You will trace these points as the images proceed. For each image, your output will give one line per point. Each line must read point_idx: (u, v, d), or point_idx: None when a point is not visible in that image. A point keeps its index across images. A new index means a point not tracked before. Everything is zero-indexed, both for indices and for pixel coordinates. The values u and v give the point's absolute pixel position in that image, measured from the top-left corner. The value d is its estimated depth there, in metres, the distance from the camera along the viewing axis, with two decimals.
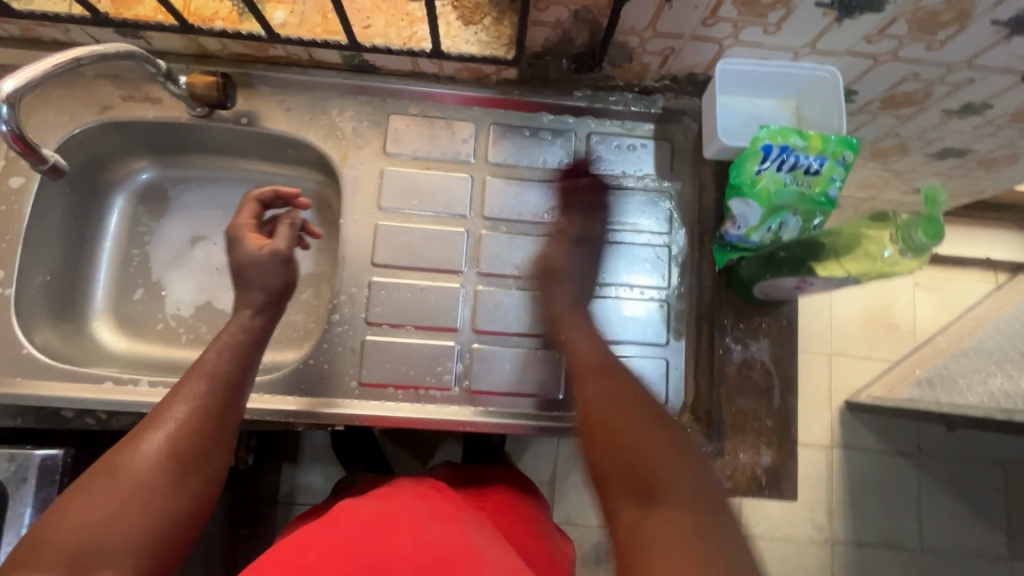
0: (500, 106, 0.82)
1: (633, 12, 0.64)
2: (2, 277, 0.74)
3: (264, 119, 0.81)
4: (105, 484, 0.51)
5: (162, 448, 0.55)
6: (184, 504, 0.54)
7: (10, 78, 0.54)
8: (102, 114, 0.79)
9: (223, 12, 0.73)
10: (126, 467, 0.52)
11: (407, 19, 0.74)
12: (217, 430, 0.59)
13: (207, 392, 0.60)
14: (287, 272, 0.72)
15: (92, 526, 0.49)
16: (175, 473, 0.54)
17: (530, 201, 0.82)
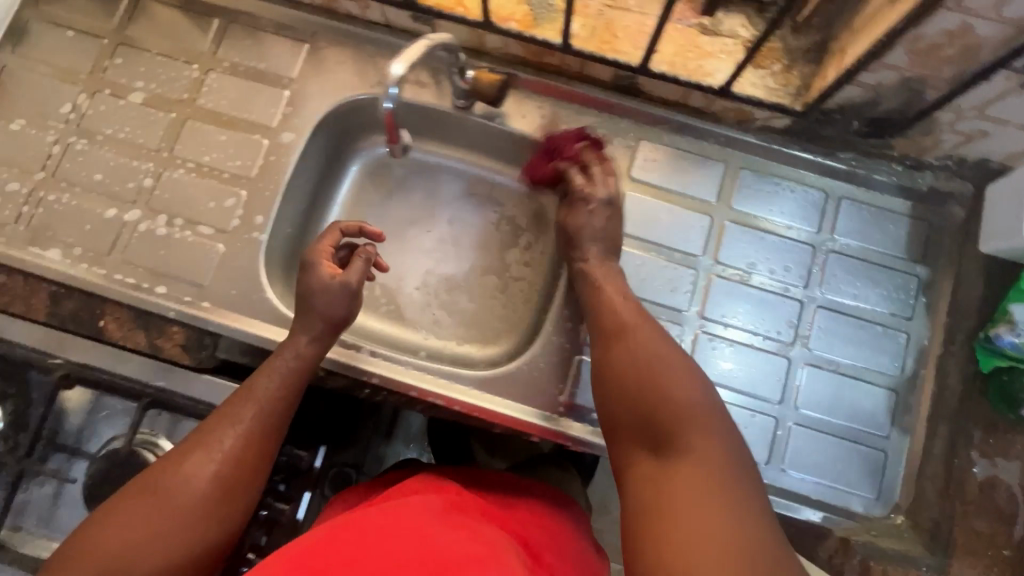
0: (758, 152, 0.79)
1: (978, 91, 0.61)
2: (260, 223, 0.79)
3: (506, 118, 0.81)
4: (142, 495, 0.55)
5: (203, 467, 0.57)
6: (207, 532, 0.55)
7: (398, 60, 0.63)
8: (374, 89, 0.83)
9: (518, 14, 0.75)
10: (157, 480, 0.56)
11: (695, 52, 0.74)
12: (255, 450, 0.60)
13: (254, 414, 0.62)
14: (350, 301, 0.72)
15: (130, 539, 0.52)
16: (214, 495, 0.56)
17: (765, 254, 0.78)
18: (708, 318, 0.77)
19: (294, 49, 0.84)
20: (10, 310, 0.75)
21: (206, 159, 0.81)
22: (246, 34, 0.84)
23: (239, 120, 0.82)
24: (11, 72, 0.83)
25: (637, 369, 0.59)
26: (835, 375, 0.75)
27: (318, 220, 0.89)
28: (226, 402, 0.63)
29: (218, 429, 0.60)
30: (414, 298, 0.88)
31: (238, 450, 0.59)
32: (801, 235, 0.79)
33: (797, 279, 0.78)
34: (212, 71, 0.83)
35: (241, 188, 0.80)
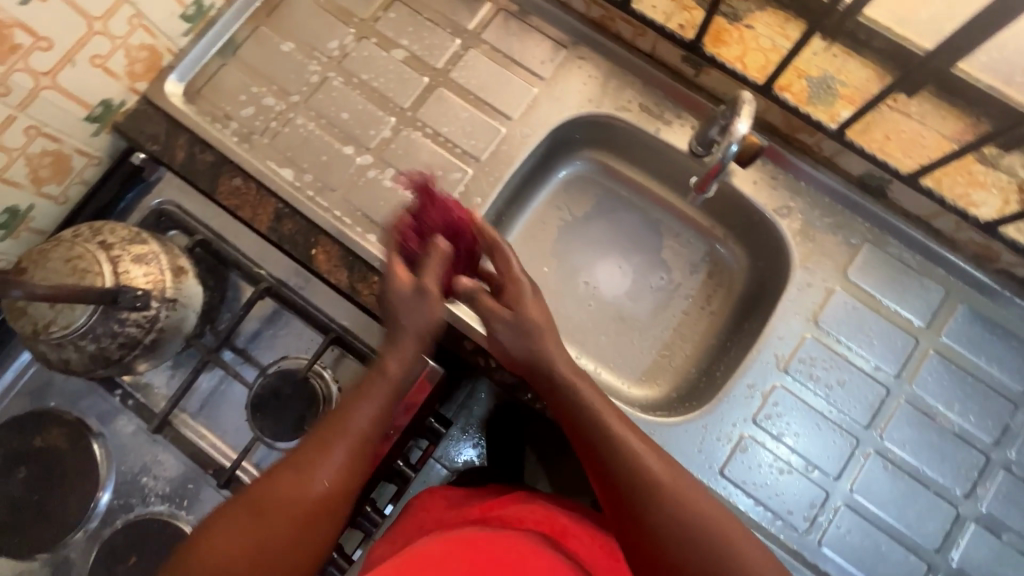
0: (986, 293, 0.76)
1: None
2: (477, 204, 0.82)
3: (734, 174, 0.80)
4: (223, 553, 0.54)
5: (283, 528, 0.56)
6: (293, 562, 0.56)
7: (739, 118, 0.64)
8: (617, 111, 0.84)
9: (795, 88, 0.75)
10: (238, 545, 0.54)
11: (966, 177, 0.72)
12: (330, 506, 0.58)
13: (335, 462, 0.59)
14: (430, 307, 0.65)
15: (231, 559, 0.54)
16: (304, 527, 0.57)
17: (963, 396, 0.75)
18: (885, 442, 0.74)
19: (553, 51, 0.86)
20: (239, 214, 0.81)
21: (442, 131, 0.84)
22: (511, 24, 0.87)
23: (483, 103, 0.85)
24: None
25: (632, 492, 0.58)
26: (1001, 543, 0.72)
27: (513, 215, 0.92)
28: (321, 427, 0.61)
29: (315, 457, 0.59)
30: (581, 290, 0.90)
31: (332, 484, 0.58)
32: (1005, 389, 0.75)
33: (988, 434, 0.74)
34: (472, 49, 0.86)
35: (468, 167, 0.83)
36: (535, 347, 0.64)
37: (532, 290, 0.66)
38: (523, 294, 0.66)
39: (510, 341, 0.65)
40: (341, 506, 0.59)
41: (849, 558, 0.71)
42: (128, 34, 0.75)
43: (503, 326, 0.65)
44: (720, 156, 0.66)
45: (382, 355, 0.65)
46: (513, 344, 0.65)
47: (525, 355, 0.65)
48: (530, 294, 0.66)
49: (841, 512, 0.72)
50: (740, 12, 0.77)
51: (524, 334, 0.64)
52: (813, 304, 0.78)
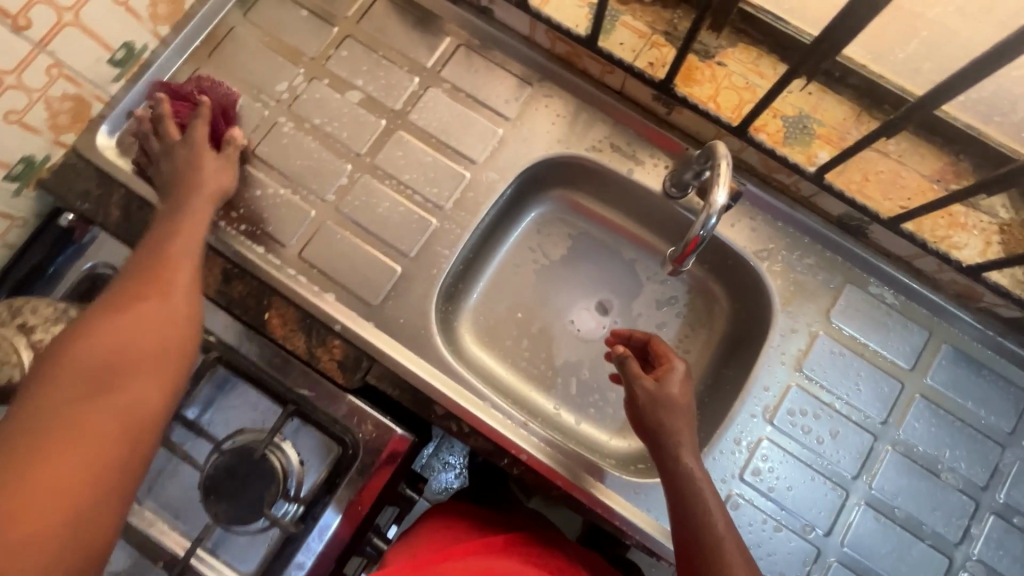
0: (967, 333, 0.75)
1: None
2: (444, 255, 0.77)
3: None
4: (74, 361, 0.46)
5: (146, 305, 0.52)
6: (165, 347, 0.51)
7: (720, 187, 0.61)
8: (588, 152, 0.80)
9: (771, 128, 0.72)
10: (94, 352, 0.47)
11: (946, 219, 0.70)
12: (186, 293, 0.56)
13: (185, 261, 0.58)
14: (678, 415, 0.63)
15: (99, 352, 0.47)
16: (170, 315, 0.53)
17: (949, 439, 0.73)
18: (875, 492, 0.72)
19: (518, 89, 0.81)
20: None
21: (404, 178, 0.79)
22: (471, 60, 0.82)
23: (446, 146, 0.80)
24: (237, 36, 0.83)
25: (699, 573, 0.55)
26: None
27: (483, 260, 0.87)
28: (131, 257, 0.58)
29: (142, 260, 0.57)
30: (558, 332, 0.87)
31: (174, 271, 0.56)
32: (990, 430, 0.74)
33: (980, 478, 0.73)
34: (432, 87, 0.81)
35: (432, 216, 0.78)
36: (660, 418, 0.63)
37: (681, 374, 0.65)
38: (670, 372, 0.65)
39: (643, 406, 0.65)
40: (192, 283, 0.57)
41: None
42: (47, 86, 0.67)
43: (646, 395, 0.65)
44: (697, 229, 0.61)
45: (157, 224, 0.62)
46: (643, 411, 0.65)
47: (651, 423, 0.64)
48: (678, 374, 0.65)
49: (832, 569, 0.70)
50: (711, 49, 0.73)
51: (661, 406, 0.64)
52: (798, 350, 0.75)
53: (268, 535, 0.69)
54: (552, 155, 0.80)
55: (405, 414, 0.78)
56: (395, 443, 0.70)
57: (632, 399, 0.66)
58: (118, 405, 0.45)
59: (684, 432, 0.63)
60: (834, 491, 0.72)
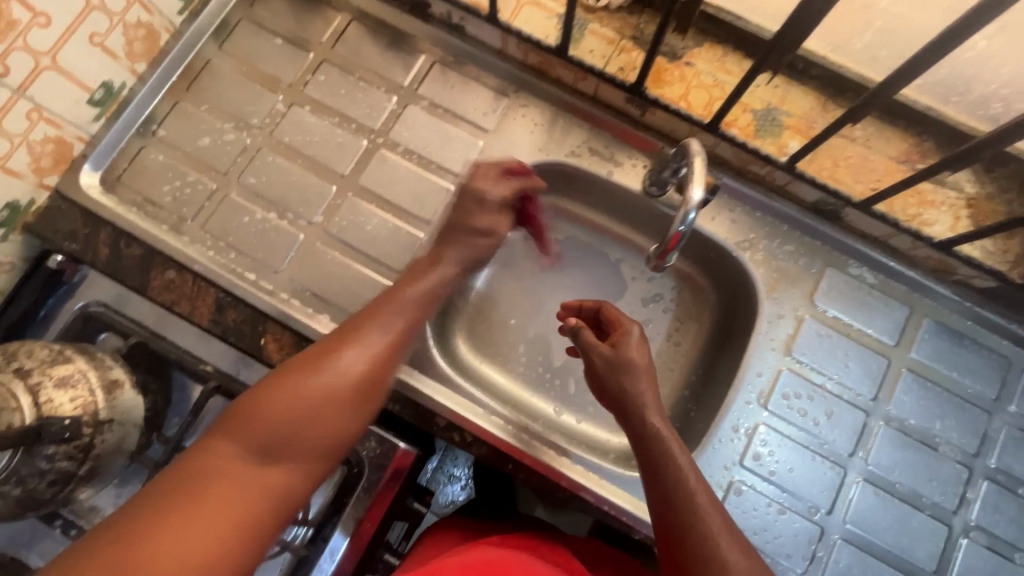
0: (946, 306, 0.77)
1: None
2: None
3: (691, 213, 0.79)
4: (262, 424, 0.53)
5: (333, 387, 0.56)
6: (331, 431, 0.55)
7: (696, 185, 0.62)
8: (567, 157, 0.81)
9: (741, 122, 0.74)
10: (278, 419, 0.53)
11: (915, 197, 0.73)
12: (376, 389, 0.59)
13: (378, 346, 0.61)
14: (639, 378, 0.65)
15: (279, 423, 0.53)
16: (351, 398, 0.57)
17: (938, 410, 0.76)
18: (871, 468, 0.74)
19: (495, 101, 0.83)
20: (176, 309, 0.75)
21: (389, 196, 0.80)
22: (447, 76, 0.84)
23: (428, 162, 0.81)
24: (214, 68, 0.84)
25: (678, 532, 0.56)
26: (996, 556, 0.72)
27: (473, 271, 0.88)
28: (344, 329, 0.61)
29: (354, 351, 0.59)
30: (552, 335, 0.88)
31: (373, 370, 0.59)
32: (976, 398, 0.76)
33: (971, 446, 0.75)
34: (410, 105, 0.83)
35: (420, 232, 0.79)
36: (623, 385, 0.65)
37: (637, 338, 0.68)
38: (626, 337, 0.67)
39: (603, 374, 0.67)
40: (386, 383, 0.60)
41: None
42: (27, 130, 0.68)
43: (605, 361, 0.66)
44: (679, 224, 0.63)
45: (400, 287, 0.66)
46: (606, 377, 0.66)
47: (616, 392, 0.65)
48: (634, 338, 0.67)
49: (836, 546, 0.72)
50: (678, 50, 0.76)
51: (621, 370, 0.66)
52: (786, 335, 0.77)
53: (279, 559, 0.69)
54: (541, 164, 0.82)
55: (407, 428, 0.79)
56: (399, 458, 0.71)
57: (591, 368, 0.68)
58: (266, 482, 0.51)
59: (643, 390, 0.64)
60: (832, 469, 0.74)
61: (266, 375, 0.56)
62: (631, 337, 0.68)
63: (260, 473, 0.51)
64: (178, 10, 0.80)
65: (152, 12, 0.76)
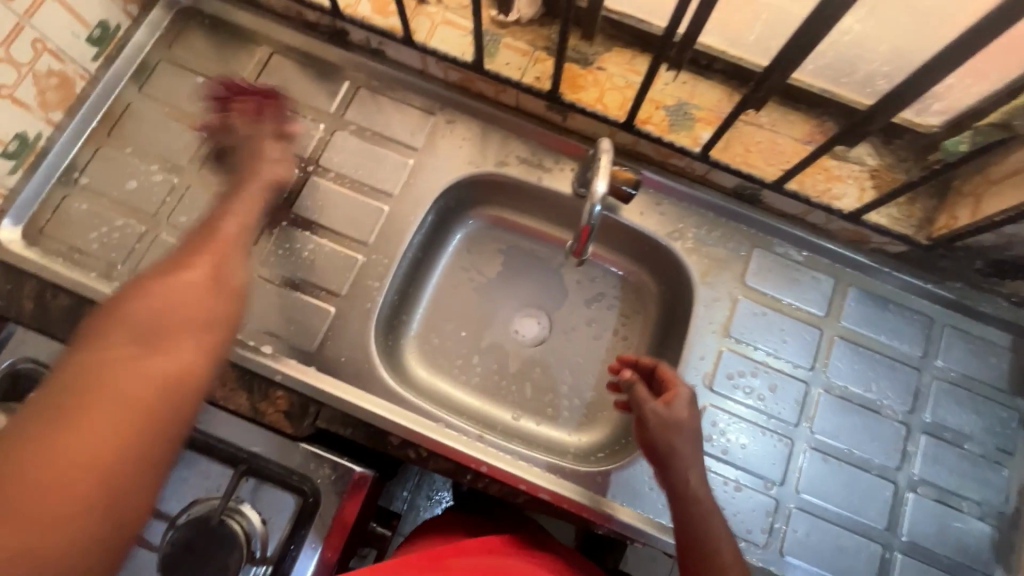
0: (868, 273, 0.81)
1: None
2: (375, 288, 0.78)
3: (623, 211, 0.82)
4: (128, 323, 0.45)
5: (188, 277, 0.51)
6: (204, 310, 0.50)
7: (599, 177, 0.66)
8: (497, 167, 0.83)
9: (656, 119, 0.77)
10: (144, 317, 0.46)
11: (824, 173, 0.77)
12: (230, 271, 0.56)
13: (224, 248, 0.57)
14: (684, 434, 0.65)
15: (150, 316, 0.47)
16: (218, 287, 0.53)
17: (871, 373, 0.79)
18: (816, 435, 0.77)
19: (421, 119, 0.84)
20: None
21: (324, 222, 0.80)
22: (372, 99, 0.85)
23: (360, 184, 0.82)
24: (135, 111, 0.83)
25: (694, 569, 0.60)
26: (942, 505, 0.76)
27: (419, 287, 0.89)
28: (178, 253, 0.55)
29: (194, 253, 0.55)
30: (503, 343, 0.89)
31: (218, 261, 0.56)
32: (905, 357, 0.80)
33: (904, 403, 0.79)
34: (338, 131, 0.84)
35: (357, 253, 0.79)
36: (672, 442, 0.65)
37: (688, 399, 0.67)
38: (677, 395, 0.66)
39: (652, 429, 0.66)
40: (240, 277, 0.56)
41: (813, 559, 0.73)
42: None
43: (657, 418, 0.65)
44: (586, 217, 0.67)
45: (220, 215, 0.62)
46: (654, 434, 0.65)
47: (662, 447, 0.65)
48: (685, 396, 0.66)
49: (792, 516, 0.74)
50: (589, 56, 0.79)
51: (671, 429, 0.65)
52: (723, 317, 0.80)
53: None
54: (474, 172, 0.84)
55: (363, 451, 0.78)
56: (355, 482, 0.70)
57: (641, 423, 0.67)
58: (155, 367, 0.43)
59: (688, 449, 0.65)
60: (779, 441, 0.76)
61: (110, 298, 0.48)
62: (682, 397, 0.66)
63: (143, 362, 0.43)
64: (92, 56, 0.80)
65: (63, 60, 0.75)
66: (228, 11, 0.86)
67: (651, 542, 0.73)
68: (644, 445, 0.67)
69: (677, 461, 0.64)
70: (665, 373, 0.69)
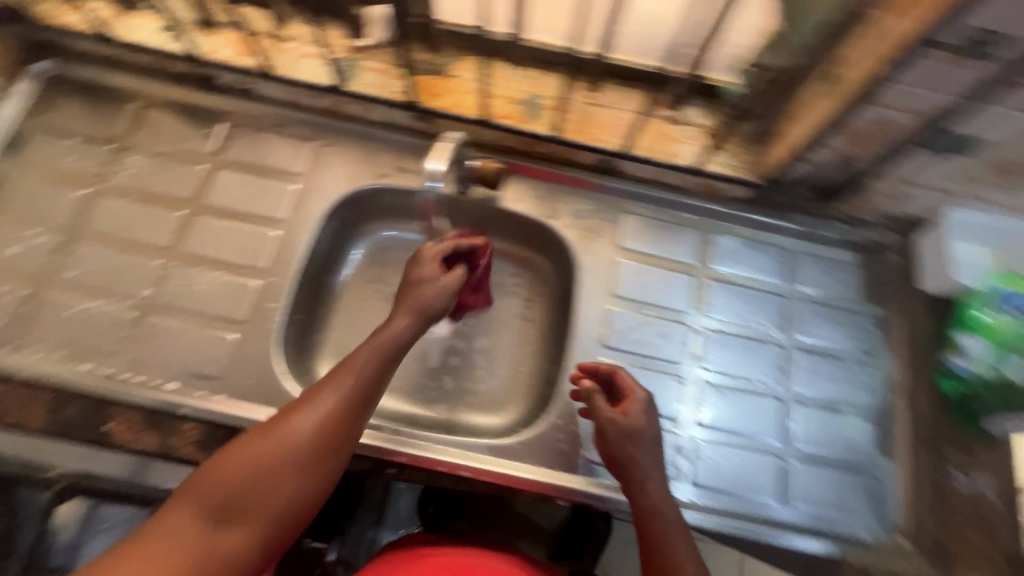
0: (726, 220, 0.90)
1: (922, 173, 0.73)
2: (273, 309, 0.81)
3: (503, 199, 0.89)
4: (219, 484, 0.56)
5: (286, 439, 0.59)
6: (289, 491, 0.58)
7: None
8: (380, 179, 0.88)
9: (511, 112, 0.86)
10: (235, 477, 0.57)
11: (665, 138, 0.86)
12: (334, 440, 0.61)
13: (332, 404, 0.62)
14: (643, 447, 0.71)
15: (243, 480, 0.57)
16: (313, 454, 0.60)
17: (745, 306, 0.88)
18: (706, 369, 0.84)
19: (300, 147, 0.89)
20: (7, 422, 0.72)
21: (216, 256, 0.83)
22: (250, 136, 0.89)
23: (247, 214, 0.85)
24: (9, 180, 0.84)
25: None
26: (826, 411, 0.83)
27: (325, 305, 0.92)
28: (313, 386, 0.64)
29: (304, 408, 0.61)
30: (417, 344, 0.93)
31: (328, 426, 0.61)
32: (771, 287, 0.89)
33: (778, 327, 0.87)
34: (220, 169, 0.87)
35: (253, 279, 0.82)
36: (629, 451, 0.70)
37: (643, 405, 0.73)
38: (633, 403, 0.72)
39: (612, 438, 0.71)
40: (353, 429, 0.63)
41: (721, 482, 0.78)
42: None
43: (616, 428, 0.71)
44: None
45: (353, 352, 0.67)
46: (612, 443, 0.71)
47: (622, 457, 0.70)
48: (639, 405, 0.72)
49: (695, 447, 0.80)
50: (442, 66, 0.86)
51: (630, 439, 0.71)
52: (606, 279, 0.87)
53: None
54: (358, 188, 0.88)
55: None
56: None
57: (601, 432, 0.72)
58: (220, 547, 0.54)
59: (646, 459, 0.70)
60: (673, 381, 0.83)
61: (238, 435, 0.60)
62: (637, 407, 0.72)
63: (216, 535, 0.55)
64: None
65: None
66: (94, 73, 0.89)
67: (573, 497, 0.76)
68: (602, 449, 0.73)
69: (634, 469, 0.70)
70: (625, 377, 0.76)
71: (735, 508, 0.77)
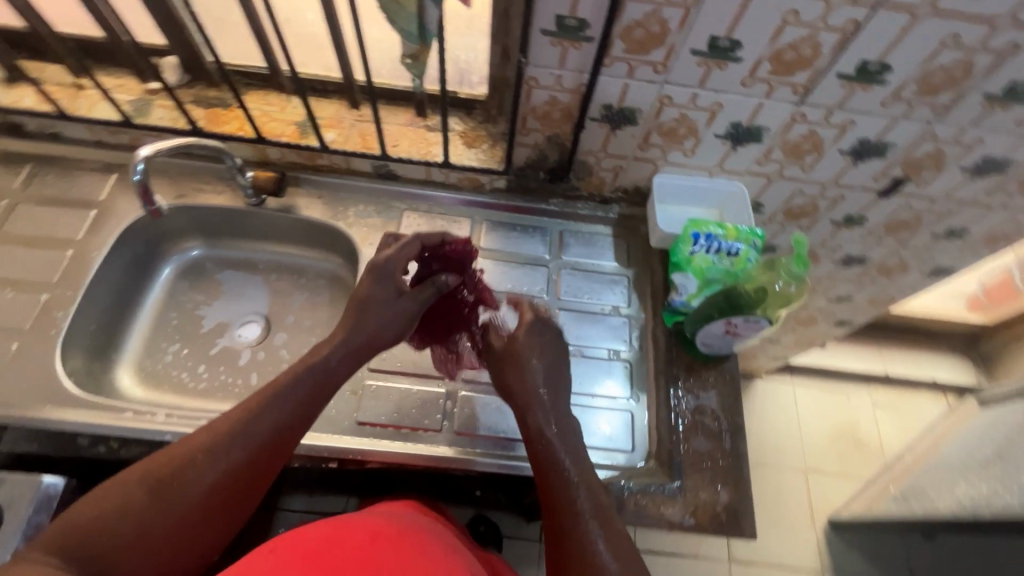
0: (495, 208, 1.04)
1: (617, 142, 0.90)
2: (58, 317, 0.87)
3: (296, 208, 1.01)
4: (109, 524, 0.56)
5: (191, 484, 0.61)
6: (185, 535, 0.61)
7: (148, 146, 0.82)
8: (177, 199, 0.99)
9: (288, 131, 0.98)
10: (124, 519, 0.57)
11: (425, 142, 1.00)
12: (243, 485, 0.64)
13: (247, 442, 0.64)
14: (530, 365, 0.78)
15: (139, 520, 0.58)
16: (215, 502, 0.62)
17: (513, 276, 0.98)
18: None
19: (105, 179, 1.00)
20: None
21: (8, 276, 0.89)
22: (58, 173, 0.99)
23: (44, 238, 0.93)
24: None
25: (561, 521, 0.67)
26: (585, 357, 0.92)
27: (130, 319, 0.99)
28: (225, 416, 0.65)
29: (214, 446, 0.62)
30: (222, 348, 1.00)
31: (237, 469, 0.63)
32: (537, 258, 1.00)
33: (544, 292, 0.97)
34: (24, 202, 0.96)
35: (42, 293, 0.88)
36: (514, 373, 0.78)
37: (527, 329, 0.81)
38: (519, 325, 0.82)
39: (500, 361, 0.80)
40: (269, 468, 0.67)
41: (483, 428, 0.85)
42: None
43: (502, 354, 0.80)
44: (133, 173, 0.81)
45: (276, 383, 0.68)
46: (500, 367, 0.80)
47: (510, 381, 0.79)
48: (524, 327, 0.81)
49: (461, 400, 0.87)
50: (229, 100, 1.00)
51: (515, 358, 0.79)
52: None
53: None
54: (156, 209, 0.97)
55: (71, 467, 0.82)
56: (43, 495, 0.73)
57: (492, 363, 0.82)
58: None
59: (542, 395, 0.76)
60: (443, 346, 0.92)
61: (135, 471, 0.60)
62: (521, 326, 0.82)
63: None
64: None
65: None
66: None
67: (341, 456, 0.82)
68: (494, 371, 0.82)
69: (516, 382, 0.77)
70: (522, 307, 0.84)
71: (495, 449, 0.84)
